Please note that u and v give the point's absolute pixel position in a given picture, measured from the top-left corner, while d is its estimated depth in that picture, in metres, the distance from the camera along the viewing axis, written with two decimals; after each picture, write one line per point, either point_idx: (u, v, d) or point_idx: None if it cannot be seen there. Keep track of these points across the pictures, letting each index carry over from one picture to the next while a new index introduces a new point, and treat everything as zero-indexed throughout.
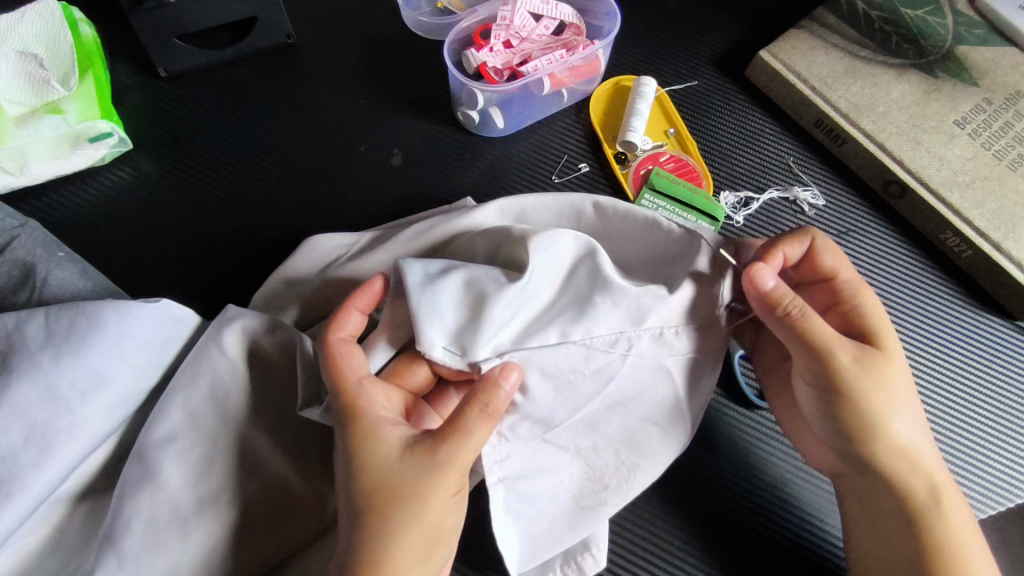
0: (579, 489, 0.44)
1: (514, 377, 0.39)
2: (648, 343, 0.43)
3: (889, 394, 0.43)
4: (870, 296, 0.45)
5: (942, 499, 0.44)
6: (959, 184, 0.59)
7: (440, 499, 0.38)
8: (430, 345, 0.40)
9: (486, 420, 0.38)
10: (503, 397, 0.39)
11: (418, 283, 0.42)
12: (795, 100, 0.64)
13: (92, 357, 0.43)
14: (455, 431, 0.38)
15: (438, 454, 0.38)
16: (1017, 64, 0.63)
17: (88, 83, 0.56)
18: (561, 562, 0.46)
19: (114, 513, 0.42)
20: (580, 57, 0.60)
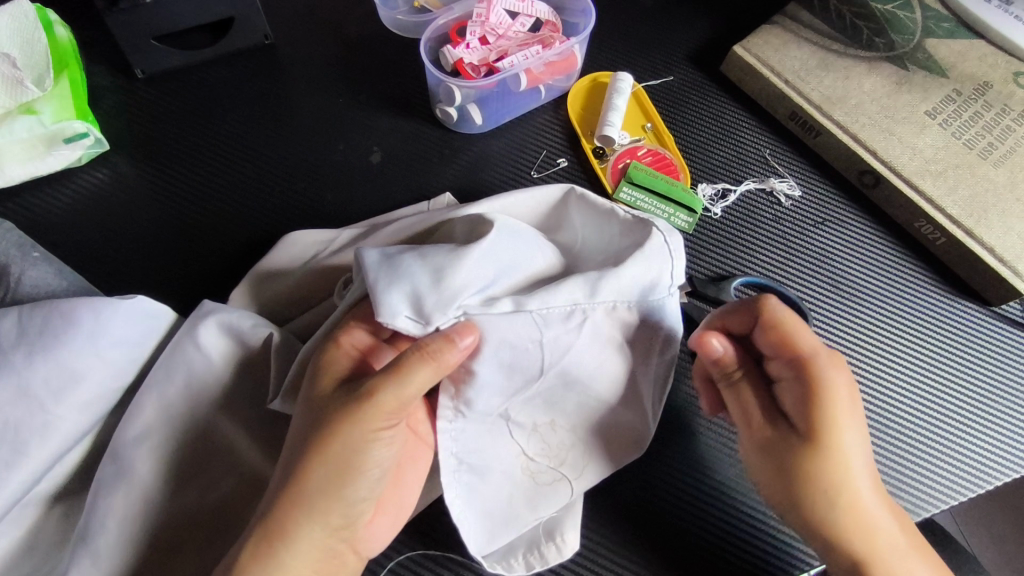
0: (536, 466, 0.45)
1: (467, 336, 0.39)
2: (602, 315, 0.44)
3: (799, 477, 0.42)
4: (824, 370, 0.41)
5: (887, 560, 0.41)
6: (931, 173, 0.60)
7: (353, 433, 0.39)
8: (392, 314, 0.40)
9: (425, 367, 0.39)
10: (456, 357, 0.39)
11: (376, 263, 0.42)
12: (770, 93, 0.65)
13: (64, 355, 0.42)
14: (397, 373, 0.39)
15: (367, 387, 0.39)
16: (984, 55, 0.64)
17: (63, 84, 0.56)
18: (524, 550, 0.46)
19: (89, 510, 0.42)
20: (556, 53, 0.61)
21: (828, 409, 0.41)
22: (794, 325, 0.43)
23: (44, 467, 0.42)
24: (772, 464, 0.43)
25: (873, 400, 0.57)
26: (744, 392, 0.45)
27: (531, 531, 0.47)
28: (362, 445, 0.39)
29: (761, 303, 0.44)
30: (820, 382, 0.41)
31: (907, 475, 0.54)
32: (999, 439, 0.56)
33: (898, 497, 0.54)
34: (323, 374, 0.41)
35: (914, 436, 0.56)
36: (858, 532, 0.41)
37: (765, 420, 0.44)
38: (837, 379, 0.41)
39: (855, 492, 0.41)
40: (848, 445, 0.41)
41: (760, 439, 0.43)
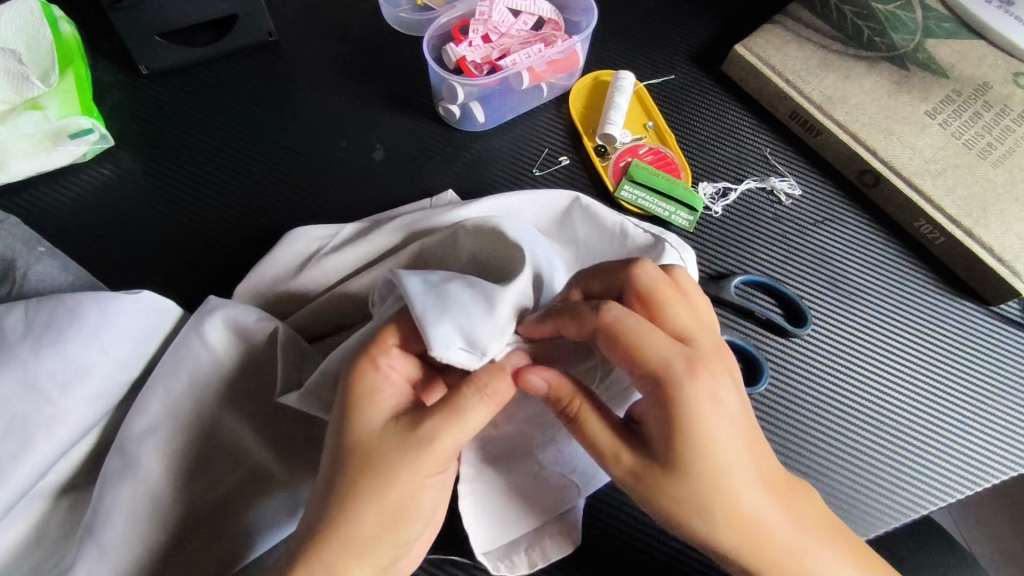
0: (547, 473, 0.47)
1: (531, 375, 0.40)
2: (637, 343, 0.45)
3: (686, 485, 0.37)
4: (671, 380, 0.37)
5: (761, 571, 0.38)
6: (931, 173, 0.60)
7: (407, 481, 0.38)
8: (446, 348, 0.39)
9: (487, 407, 0.39)
10: (510, 390, 0.40)
11: (420, 292, 0.41)
12: (771, 93, 0.66)
13: (71, 350, 0.43)
14: (455, 414, 0.39)
15: (425, 428, 0.39)
16: (984, 55, 0.64)
17: (68, 80, 0.56)
18: (526, 546, 0.47)
19: (96, 503, 0.42)
20: (558, 51, 0.61)
21: (686, 427, 0.36)
22: (631, 331, 0.38)
23: (51, 461, 0.42)
24: (634, 484, 0.39)
25: (867, 400, 0.57)
26: (587, 414, 0.40)
27: (536, 527, 0.47)
28: (412, 487, 0.39)
29: (598, 311, 0.39)
30: (670, 397, 0.37)
31: (900, 474, 0.55)
32: (996, 437, 0.57)
33: (890, 497, 0.54)
34: (367, 405, 0.40)
35: (907, 436, 0.56)
36: (753, 551, 0.37)
37: (617, 442, 0.39)
38: (697, 396, 0.37)
39: (690, 517, 0.38)
40: (689, 468, 0.37)
41: (620, 461, 0.39)
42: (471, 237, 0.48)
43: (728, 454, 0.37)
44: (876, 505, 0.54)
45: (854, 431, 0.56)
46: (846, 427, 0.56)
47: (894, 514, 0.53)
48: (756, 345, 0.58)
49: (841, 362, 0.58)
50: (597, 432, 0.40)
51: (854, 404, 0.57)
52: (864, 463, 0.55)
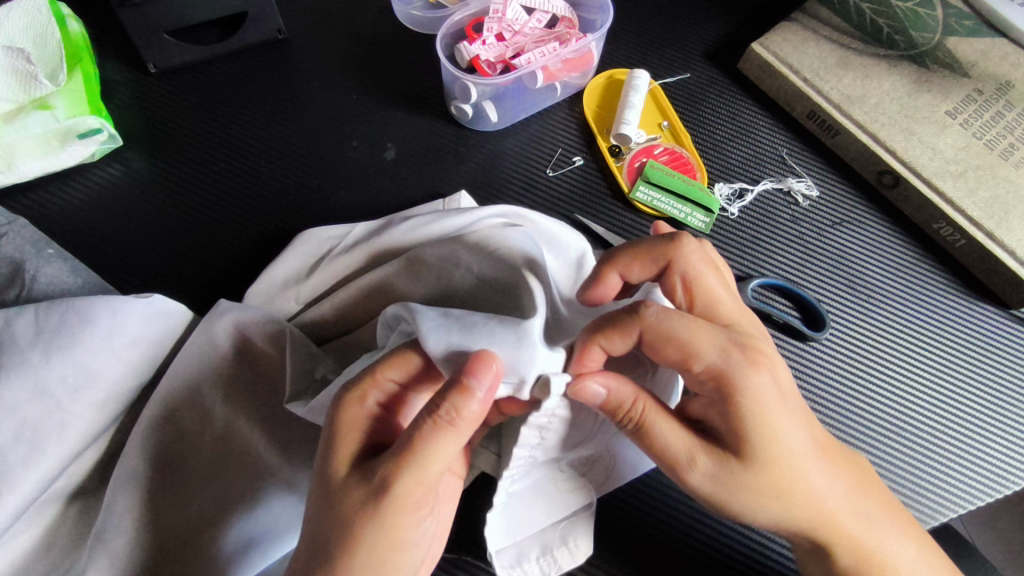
0: (559, 476, 0.46)
1: (485, 377, 0.35)
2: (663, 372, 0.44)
3: (774, 480, 0.37)
4: (739, 379, 0.37)
5: (828, 543, 0.40)
6: (952, 173, 0.59)
7: (386, 534, 0.35)
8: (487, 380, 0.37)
9: (443, 431, 0.34)
10: (474, 408, 0.35)
11: (441, 328, 0.38)
12: (788, 91, 0.64)
13: (82, 354, 0.42)
14: (413, 453, 0.34)
15: (385, 469, 0.34)
16: (1007, 54, 0.63)
17: (77, 79, 0.55)
18: (538, 554, 0.46)
19: (108, 509, 0.42)
20: (572, 50, 0.60)
21: (755, 428, 0.37)
22: (676, 329, 0.38)
23: (61, 467, 0.42)
24: (716, 489, 0.38)
25: (893, 401, 0.56)
26: (655, 418, 0.38)
27: (546, 534, 0.47)
28: (399, 531, 0.35)
29: (637, 315, 0.38)
30: (733, 401, 0.37)
31: (929, 475, 0.54)
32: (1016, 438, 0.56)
33: (916, 501, 0.53)
34: (341, 451, 0.37)
35: (929, 441, 0.55)
36: (828, 528, 0.39)
37: (689, 445, 0.38)
38: (761, 390, 0.37)
39: (770, 512, 0.38)
40: (770, 466, 0.37)
41: (697, 464, 0.38)
42: (476, 244, 0.47)
43: (796, 443, 0.38)
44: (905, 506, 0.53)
45: (880, 432, 0.55)
46: (866, 431, 0.55)
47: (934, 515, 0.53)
48: None
49: (858, 368, 0.57)
50: (665, 436, 0.38)
51: (877, 408, 0.56)
52: (886, 470, 0.54)
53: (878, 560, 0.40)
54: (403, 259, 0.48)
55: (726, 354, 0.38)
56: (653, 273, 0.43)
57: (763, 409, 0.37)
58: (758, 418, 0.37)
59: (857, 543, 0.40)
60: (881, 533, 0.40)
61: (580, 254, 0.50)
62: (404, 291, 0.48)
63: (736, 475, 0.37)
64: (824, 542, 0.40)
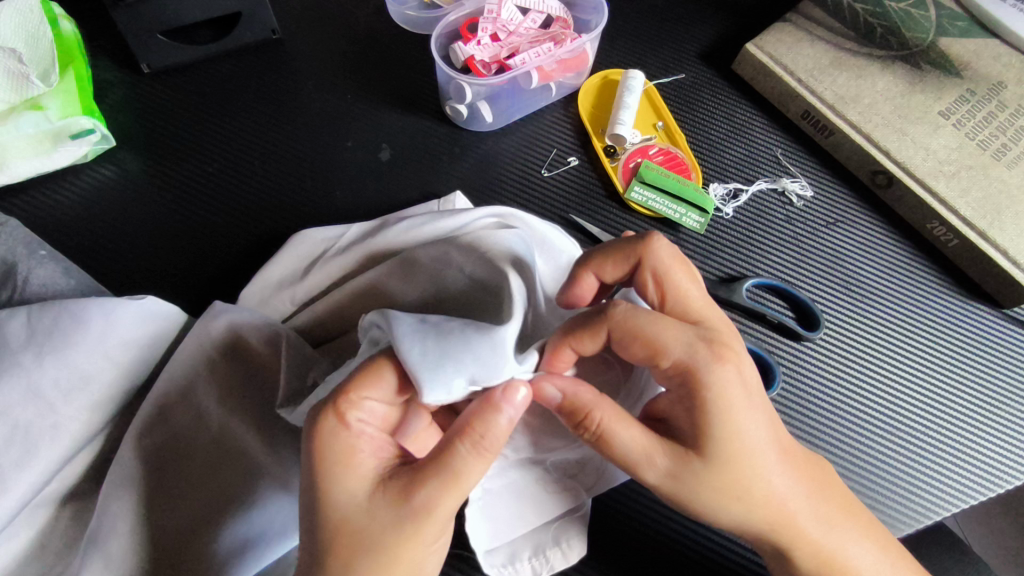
0: (547, 477, 0.46)
1: (518, 398, 0.36)
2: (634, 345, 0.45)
3: (732, 481, 0.38)
4: (705, 376, 0.38)
5: (789, 550, 0.40)
6: (945, 173, 0.59)
7: (410, 551, 0.35)
8: (456, 387, 0.36)
9: (479, 458, 0.36)
10: (506, 426, 0.36)
11: (418, 337, 0.37)
12: (782, 92, 0.65)
13: (75, 356, 0.42)
14: (450, 476, 0.35)
15: (419, 497, 0.35)
16: (999, 55, 0.63)
17: (69, 79, 0.55)
18: (530, 554, 0.47)
19: (101, 512, 0.42)
20: (567, 50, 0.60)
21: (718, 424, 0.37)
22: (644, 326, 0.38)
23: (54, 470, 0.42)
24: (677, 488, 0.38)
25: (882, 401, 0.57)
26: (613, 428, 0.37)
27: (539, 535, 0.47)
28: (421, 545, 0.36)
29: (605, 315, 0.39)
30: (698, 395, 0.38)
31: (919, 476, 0.54)
32: (1004, 438, 0.56)
33: (905, 499, 0.54)
34: (342, 473, 0.36)
35: (919, 439, 0.56)
36: (789, 533, 0.39)
37: (649, 448, 0.38)
38: (726, 386, 0.38)
39: (730, 513, 0.38)
40: (730, 465, 0.37)
41: (657, 464, 0.38)
42: (466, 248, 0.46)
43: (756, 441, 0.38)
44: (891, 505, 0.53)
45: (870, 432, 0.56)
46: (859, 431, 0.56)
47: (919, 516, 0.53)
48: (768, 350, 0.57)
49: (851, 365, 0.58)
50: (624, 442, 0.38)
51: (869, 406, 0.56)
52: (877, 468, 0.54)
53: (839, 566, 0.40)
54: (397, 259, 0.48)
55: (692, 350, 0.38)
56: (626, 271, 0.43)
57: (727, 406, 0.38)
58: (722, 415, 0.37)
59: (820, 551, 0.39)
60: (847, 540, 0.40)
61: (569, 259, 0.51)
62: (399, 293, 0.48)
63: (693, 476, 0.38)
64: (784, 547, 0.40)
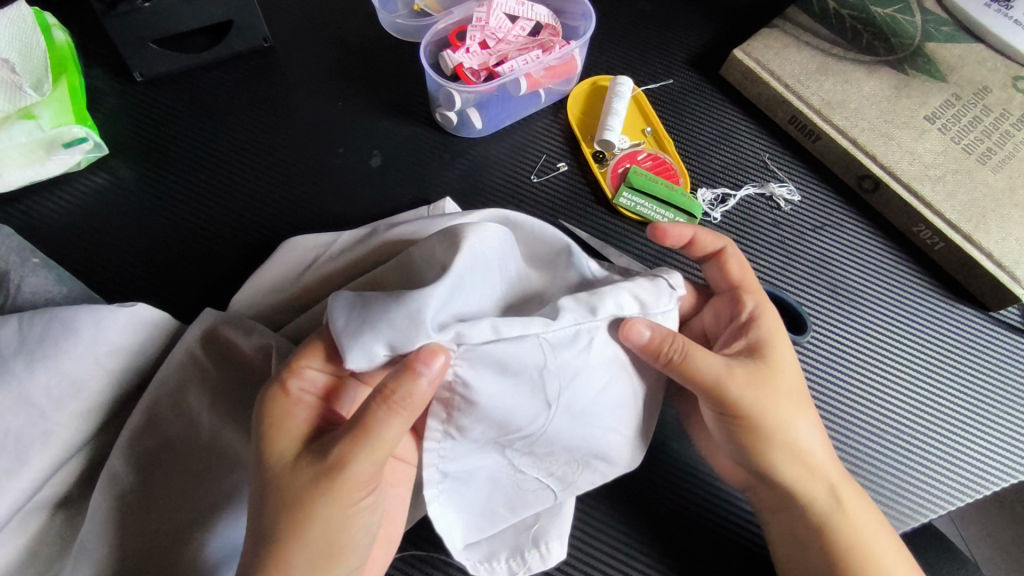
0: (522, 476, 0.46)
1: (436, 363, 0.37)
2: (603, 331, 0.43)
3: (781, 407, 0.46)
4: (769, 314, 0.49)
5: (822, 500, 0.46)
6: (931, 177, 0.60)
7: (338, 506, 0.39)
8: (373, 354, 0.40)
9: (394, 413, 0.38)
10: (424, 386, 0.37)
11: (345, 314, 0.41)
12: (769, 97, 0.65)
13: (65, 363, 0.43)
14: (366, 434, 0.38)
15: (336, 453, 0.38)
16: (984, 59, 0.64)
17: (62, 88, 0.56)
18: (507, 555, 0.48)
19: (92, 518, 0.42)
20: (555, 57, 0.61)
21: (774, 356, 0.47)
22: (740, 264, 0.51)
23: (45, 477, 0.42)
24: (749, 400, 0.45)
25: (869, 402, 0.57)
26: (694, 351, 0.44)
27: (518, 537, 0.48)
28: (348, 502, 0.39)
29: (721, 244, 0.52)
30: (763, 330, 0.48)
31: (907, 477, 0.55)
32: (994, 441, 0.57)
33: (895, 502, 0.54)
34: (275, 437, 0.40)
35: (907, 442, 0.56)
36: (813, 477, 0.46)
37: (724, 368, 0.45)
38: (777, 331, 0.48)
39: (781, 438, 0.45)
40: (785, 391, 0.46)
41: (736, 379, 0.45)
42: (447, 234, 0.45)
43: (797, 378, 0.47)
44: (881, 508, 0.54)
45: (857, 434, 0.56)
46: (846, 433, 0.56)
47: (907, 517, 0.54)
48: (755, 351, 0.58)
49: (841, 368, 0.58)
50: (705, 359, 0.44)
51: (859, 407, 0.57)
52: (866, 470, 0.55)
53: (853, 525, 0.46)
54: (397, 259, 0.48)
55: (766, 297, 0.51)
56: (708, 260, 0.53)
57: (782, 345, 0.48)
58: (777, 349, 0.48)
59: (835, 488, 0.46)
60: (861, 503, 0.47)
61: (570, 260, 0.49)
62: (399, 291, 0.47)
63: (756, 397, 0.45)
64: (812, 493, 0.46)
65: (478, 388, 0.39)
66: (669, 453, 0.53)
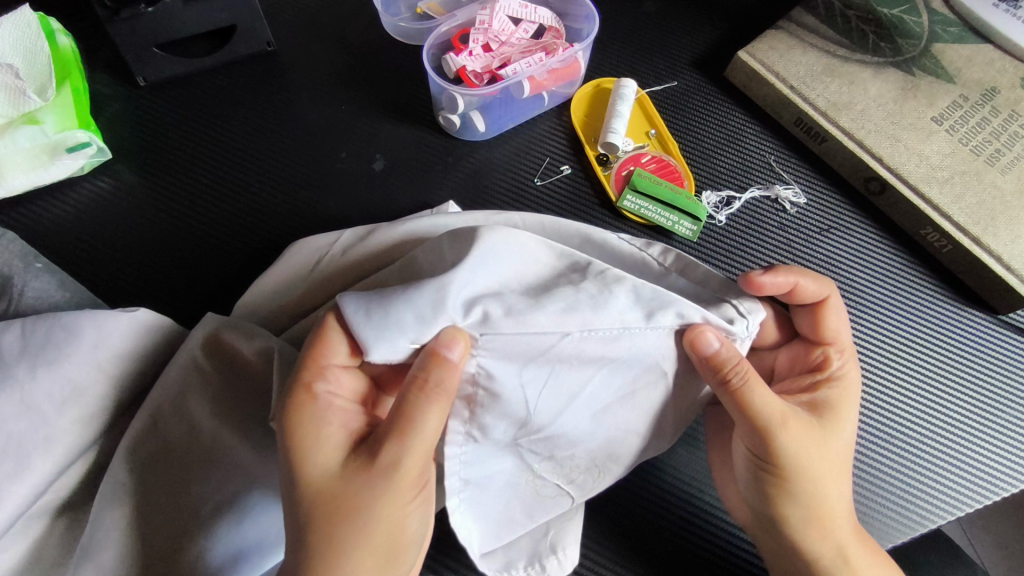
0: (542, 481, 0.46)
1: (457, 348, 0.40)
2: (648, 336, 0.43)
3: (829, 465, 0.44)
4: (848, 376, 0.48)
5: (833, 557, 0.44)
6: (938, 179, 0.59)
7: (395, 503, 0.39)
8: (394, 347, 0.41)
9: (434, 402, 0.39)
10: (455, 372, 0.39)
11: (361, 309, 0.41)
12: (774, 99, 0.65)
13: (67, 368, 0.43)
14: (406, 426, 0.39)
15: (386, 454, 0.39)
16: (992, 60, 0.63)
17: (65, 93, 0.56)
18: (525, 563, 0.47)
19: (94, 524, 0.42)
20: (558, 59, 0.61)
21: (840, 416, 0.46)
22: (841, 320, 0.50)
23: (48, 483, 0.42)
24: (797, 449, 0.43)
25: (878, 408, 0.56)
26: (755, 381, 0.43)
27: (534, 544, 0.47)
28: (404, 495, 0.39)
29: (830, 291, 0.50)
30: (834, 393, 0.47)
31: (915, 484, 0.54)
32: (1005, 448, 0.56)
33: (902, 510, 0.53)
34: (316, 445, 0.39)
35: (917, 448, 0.55)
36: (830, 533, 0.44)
37: (782, 411, 0.43)
38: (852, 397, 0.47)
39: (814, 493, 0.44)
40: (837, 450, 0.45)
41: (789, 425, 0.43)
42: (454, 235, 0.45)
43: (848, 445, 0.46)
44: (889, 516, 0.53)
45: (866, 438, 0.55)
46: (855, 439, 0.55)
47: (915, 523, 0.53)
48: None
49: None
50: (764, 396, 0.43)
51: (868, 413, 0.56)
52: (875, 477, 0.54)
53: None
54: (402, 261, 0.47)
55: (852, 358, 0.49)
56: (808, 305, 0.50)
57: (852, 408, 0.47)
58: (846, 412, 0.46)
59: (845, 555, 0.44)
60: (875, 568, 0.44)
61: (638, 268, 0.49)
62: None
63: (806, 453, 0.43)
64: (823, 544, 0.44)
65: (499, 379, 0.41)
66: (673, 459, 0.53)
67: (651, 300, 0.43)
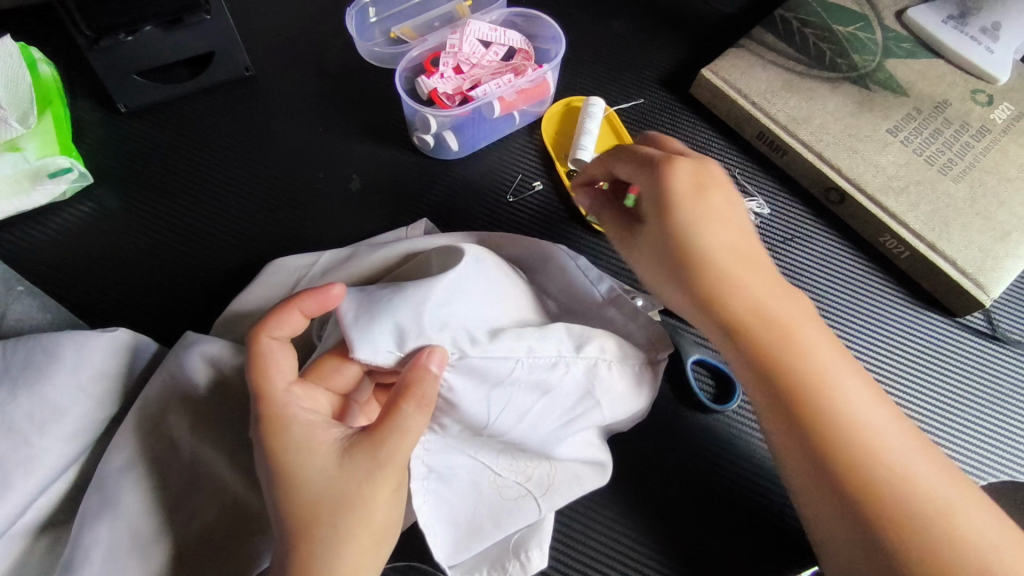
0: (503, 481, 0.46)
1: (436, 359, 0.41)
2: (580, 367, 0.46)
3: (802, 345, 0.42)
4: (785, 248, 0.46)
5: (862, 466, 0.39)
6: (894, 189, 0.62)
7: (384, 498, 0.40)
8: (375, 352, 0.43)
9: (419, 409, 0.40)
10: (433, 381, 0.41)
11: (358, 307, 0.44)
12: (737, 114, 0.67)
13: (49, 388, 0.44)
14: (390, 427, 0.40)
15: (382, 452, 0.40)
16: (942, 74, 0.66)
17: (46, 122, 0.57)
18: (489, 567, 0.49)
19: (73, 543, 0.42)
20: (527, 80, 0.63)
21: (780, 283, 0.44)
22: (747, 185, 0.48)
23: (29, 501, 0.43)
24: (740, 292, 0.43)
25: None
26: (698, 222, 0.45)
27: (498, 549, 0.49)
28: (394, 492, 0.41)
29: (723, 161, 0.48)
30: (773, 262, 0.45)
31: None
32: (967, 447, 0.58)
33: None
34: (307, 460, 0.40)
35: None
36: (845, 434, 0.40)
37: (721, 249, 0.44)
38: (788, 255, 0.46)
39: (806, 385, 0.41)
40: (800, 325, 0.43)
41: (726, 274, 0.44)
42: (441, 251, 0.49)
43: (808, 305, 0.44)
44: None
45: None
46: None
47: None
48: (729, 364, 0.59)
49: None
50: (711, 234, 0.45)
51: None
52: None
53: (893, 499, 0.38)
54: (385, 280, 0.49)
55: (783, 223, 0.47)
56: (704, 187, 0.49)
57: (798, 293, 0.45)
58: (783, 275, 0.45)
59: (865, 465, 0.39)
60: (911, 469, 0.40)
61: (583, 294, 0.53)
62: None
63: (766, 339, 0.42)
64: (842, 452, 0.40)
65: (460, 393, 0.43)
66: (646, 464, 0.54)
67: (580, 334, 0.47)
